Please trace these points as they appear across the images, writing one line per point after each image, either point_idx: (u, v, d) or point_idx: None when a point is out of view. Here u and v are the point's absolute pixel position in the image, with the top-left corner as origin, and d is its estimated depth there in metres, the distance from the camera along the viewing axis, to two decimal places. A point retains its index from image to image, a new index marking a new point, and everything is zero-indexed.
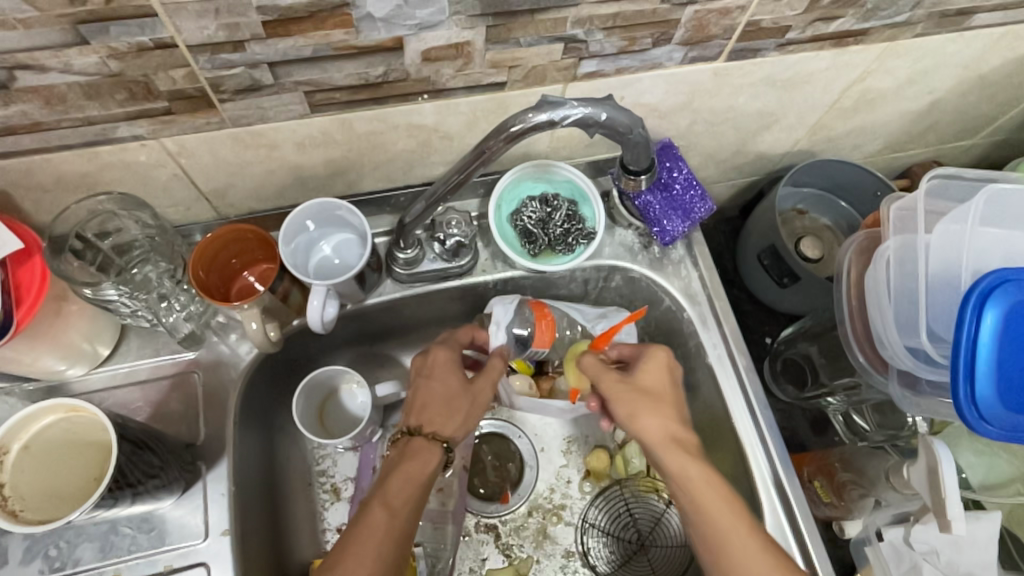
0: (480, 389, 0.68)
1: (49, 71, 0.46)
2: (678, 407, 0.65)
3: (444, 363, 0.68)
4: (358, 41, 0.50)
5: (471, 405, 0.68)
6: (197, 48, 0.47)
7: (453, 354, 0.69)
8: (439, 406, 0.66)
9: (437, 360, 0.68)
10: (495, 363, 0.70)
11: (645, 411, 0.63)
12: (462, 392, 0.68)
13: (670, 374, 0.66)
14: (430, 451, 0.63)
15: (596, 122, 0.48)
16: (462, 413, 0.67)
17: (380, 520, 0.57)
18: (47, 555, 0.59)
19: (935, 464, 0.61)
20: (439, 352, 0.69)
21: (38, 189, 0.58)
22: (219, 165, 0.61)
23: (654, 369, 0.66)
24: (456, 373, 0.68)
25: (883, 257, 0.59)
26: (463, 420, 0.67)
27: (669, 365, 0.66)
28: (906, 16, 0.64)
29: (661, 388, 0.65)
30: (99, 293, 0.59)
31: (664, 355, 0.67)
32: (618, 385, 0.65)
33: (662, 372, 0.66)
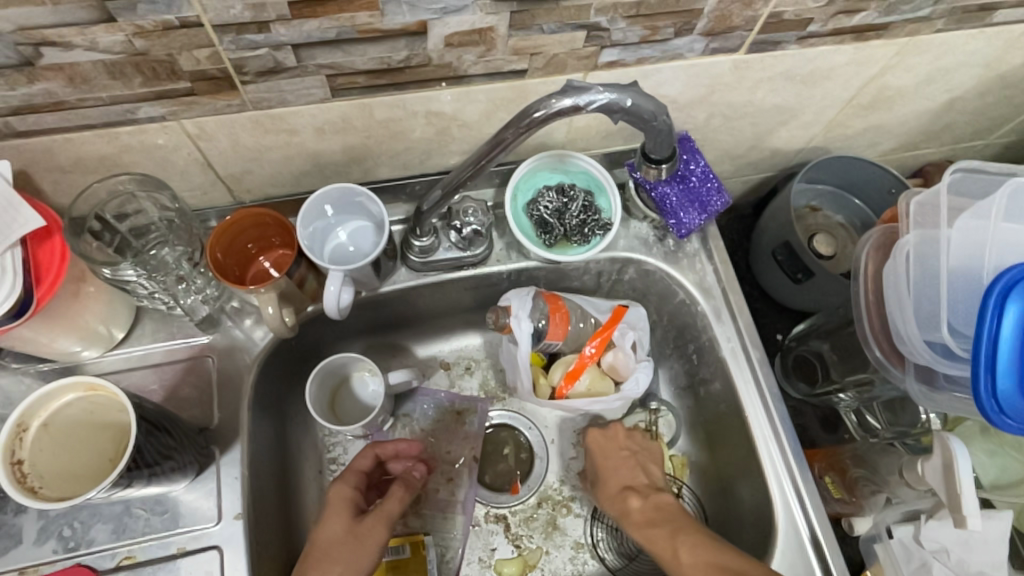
0: (369, 529, 0.63)
1: (74, 48, 0.46)
2: (629, 466, 0.73)
3: (337, 502, 0.64)
4: (382, 25, 0.50)
5: (356, 550, 0.61)
6: (222, 28, 0.47)
7: (349, 492, 0.65)
8: (322, 554, 0.60)
9: (334, 497, 0.65)
10: (394, 495, 0.66)
11: (604, 482, 0.73)
12: (348, 537, 0.62)
13: (603, 446, 0.75)
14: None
15: (621, 108, 0.48)
16: (343, 561, 0.60)
17: None
18: (61, 536, 0.59)
19: (951, 460, 0.60)
20: (338, 504, 0.64)
21: (57, 170, 0.58)
22: (238, 150, 0.61)
23: (598, 452, 0.75)
24: (346, 515, 0.64)
25: (903, 251, 0.59)
26: (344, 559, 0.60)
27: (612, 438, 0.75)
28: (928, 11, 0.64)
29: (613, 459, 0.74)
30: (117, 273, 0.58)
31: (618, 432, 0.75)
32: (608, 461, 0.74)
33: (602, 454, 0.74)
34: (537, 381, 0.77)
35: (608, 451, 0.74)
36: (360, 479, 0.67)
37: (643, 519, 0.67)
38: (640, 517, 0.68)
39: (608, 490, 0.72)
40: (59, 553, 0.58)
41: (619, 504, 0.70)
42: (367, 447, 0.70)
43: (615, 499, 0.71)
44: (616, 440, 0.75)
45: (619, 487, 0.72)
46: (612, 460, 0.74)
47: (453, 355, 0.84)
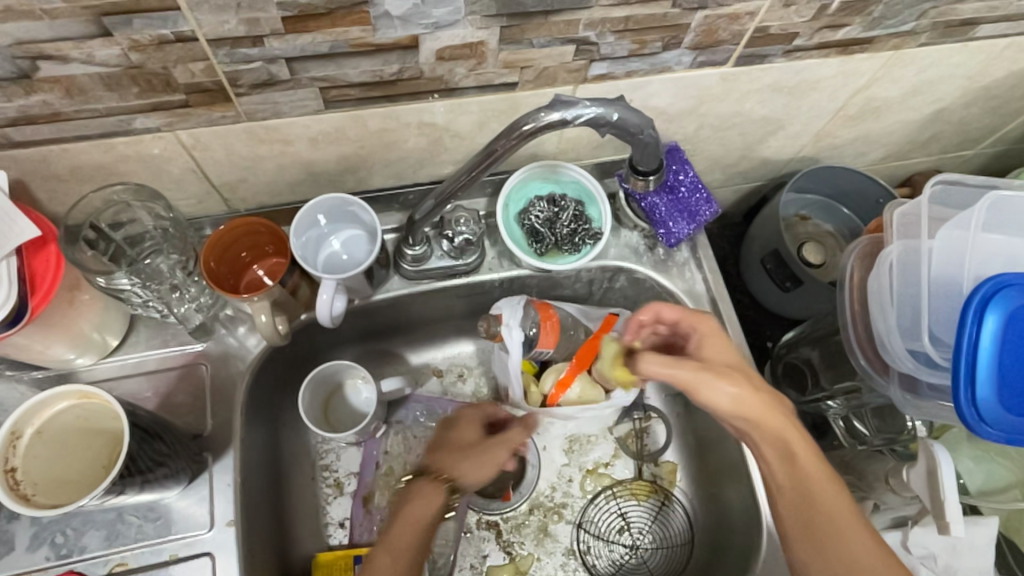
0: (506, 441, 0.66)
1: (71, 61, 0.47)
2: (750, 375, 0.60)
3: (470, 413, 0.69)
4: (375, 39, 0.51)
5: (480, 457, 0.65)
6: (217, 42, 0.48)
7: (483, 409, 0.70)
8: (441, 451, 0.66)
9: (466, 414, 0.69)
10: (480, 409, 0.70)
11: (713, 357, 0.60)
12: (466, 441, 0.67)
13: (718, 334, 0.61)
14: (427, 500, 0.61)
15: (607, 122, 0.49)
16: (471, 462, 0.64)
17: (381, 565, 0.56)
18: (53, 543, 0.59)
19: (935, 466, 0.61)
20: (471, 417, 0.69)
21: (53, 180, 0.58)
22: (233, 159, 0.61)
23: (710, 339, 0.61)
24: (478, 426, 0.68)
25: (886, 261, 0.60)
26: (481, 459, 0.64)
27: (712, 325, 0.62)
28: (911, 25, 0.65)
29: (717, 357, 0.59)
30: (111, 282, 0.59)
31: (710, 322, 0.62)
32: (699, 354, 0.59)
33: (712, 336, 0.61)
34: (529, 387, 0.77)
35: (713, 336, 0.61)
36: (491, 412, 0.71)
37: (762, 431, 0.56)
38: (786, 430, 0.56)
39: (748, 399, 0.56)
40: (52, 559, 0.59)
41: (730, 355, 0.60)
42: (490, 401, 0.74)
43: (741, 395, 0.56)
44: (711, 331, 0.61)
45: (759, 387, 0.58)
46: (721, 343, 0.60)
47: (445, 362, 0.85)
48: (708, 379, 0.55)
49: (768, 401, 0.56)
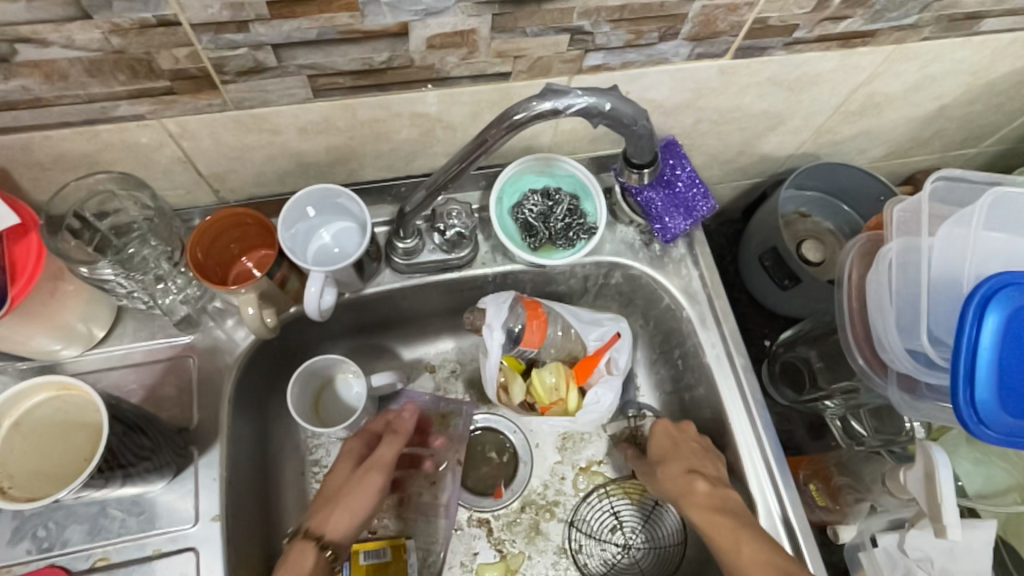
0: (364, 475, 0.67)
1: (51, 45, 0.45)
2: (692, 458, 0.68)
3: (345, 455, 0.70)
4: (363, 26, 0.50)
5: (353, 495, 0.66)
6: (201, 26, 0.46)
7: (357, 446, 0.70)
8: (324, 495, 0.67)
9: (347, 450, 0.70)
10: (387, 445, 0.69)
11: (692, 499, 0.64)
12: (343, 484, 0.68)
13: (671, 437, 0.70)
14: (303, 551, 0.63)
15: (600, 112, 0.48)
16: (347, 505, 0.65)
17: None
18: (35, 536, 0.58)
19: (933, 469, 0.60)
20: (343, 456, 0.70)
21: (37, 168, 0.57)
22: (220, 148, 0.60)
23: (659, 439, 0.71)
24: (351, 464, 0.69)
25: (885, 260, 0.59)
26: (339, 508, 0.65)
27: (671, 432, 0.71)
28: (914, 18, 0.64)
29: (666, 454, 0.69)
30: (94, 271, 0.58)
31: (664, 425, 0.71)
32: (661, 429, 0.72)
33: (665, 437, 0.70)
34: (511, 384, 0.75)
35: (677, 442, 0.70)
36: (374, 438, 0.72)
37: (688, 499, 0.65)
38: (705, 501, 0.64)
39: (669, 483, 0.67)
40: (33, 553, 0.58)
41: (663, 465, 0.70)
42: (380, 413, 0.74)
43: (676, 480, 0.67)
44: (668, 435, 0.70)
45: (682, 470, 0.67)
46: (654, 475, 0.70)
47: (438, 358, 0.84)
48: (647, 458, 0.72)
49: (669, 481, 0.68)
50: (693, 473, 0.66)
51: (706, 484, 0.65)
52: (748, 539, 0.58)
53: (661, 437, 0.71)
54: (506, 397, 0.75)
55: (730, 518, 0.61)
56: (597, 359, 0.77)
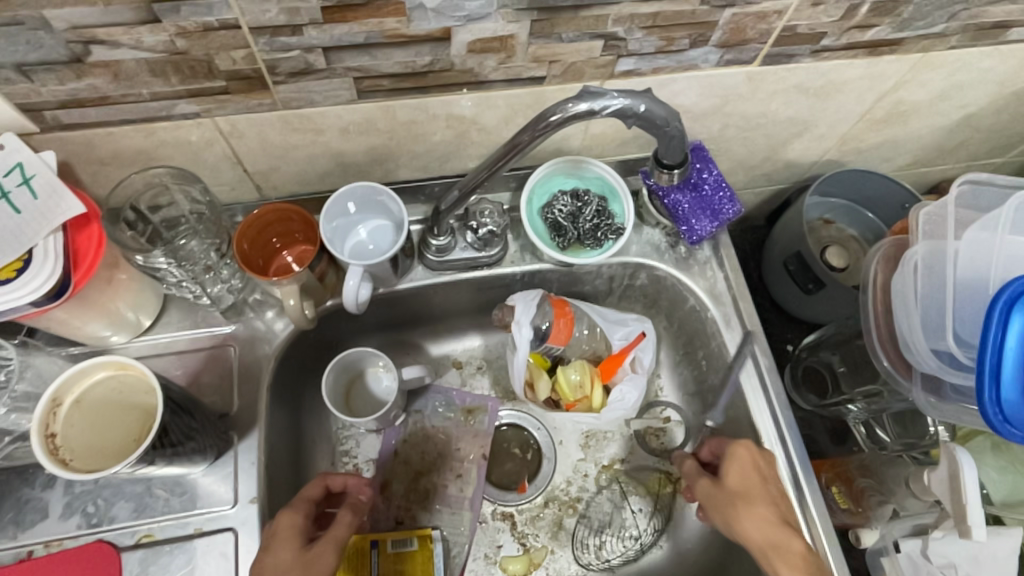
0: (319, 555, 0.57)
1: (121, 47, 0.49)
2: (776, 506, 0.63)
3: (283, 530, 0.58)
4: (408, 31, 0.52)
5: None
6: (258, 30, 0.50)
7: (297, 520, 0.59)
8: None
9: (281, 523, 0.59)
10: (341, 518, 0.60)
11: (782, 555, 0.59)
12: (294, 567, 0.56)
13: (759, 471, 0.65)
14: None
15: (634, 113, 0.50)
16: None
17: None
18: (85, 512, 0.61)
19: (958, 471, 0.60)
20: (280, 537, 0.58)
21: (97, 163, 0.61)
22: (267, 147, 0.63)
23: (741, 469, 0.65)
24: (295, 543, 0.58)
25: (911, 262, 0.60)
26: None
27: (756, 464, 0.65)
28: (941, 27, 0.65)
29: (750, 488, 0.64)
30: (149, 261, 0.62)
31: (745, 450, 0.66)
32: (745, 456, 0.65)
33: (749, 466, 0.65)
34: (537, 380, 0.77)
35: (758, 472, 0.65)
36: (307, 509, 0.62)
37: (780, 555, 0.59)
38: (799, 560, 0.58)
39: (753, 531, 0.61)
40: (82, 528, 0.61)
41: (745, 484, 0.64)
42: (319, 475, 0.64)
43: (765, 526, 0.61)
44: (750, 462, 0.65)
45: (779, 521, 0.61)
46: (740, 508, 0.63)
47: (464, 355, 0.86)
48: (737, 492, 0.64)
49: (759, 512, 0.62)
50: (785, 526, 0.61)
51: (802, 543, 0.59)
52: None
53: (744, 463, 0.65)
54: (533, 393, 0.77)
55: None
56: (621, 358, 0.78)
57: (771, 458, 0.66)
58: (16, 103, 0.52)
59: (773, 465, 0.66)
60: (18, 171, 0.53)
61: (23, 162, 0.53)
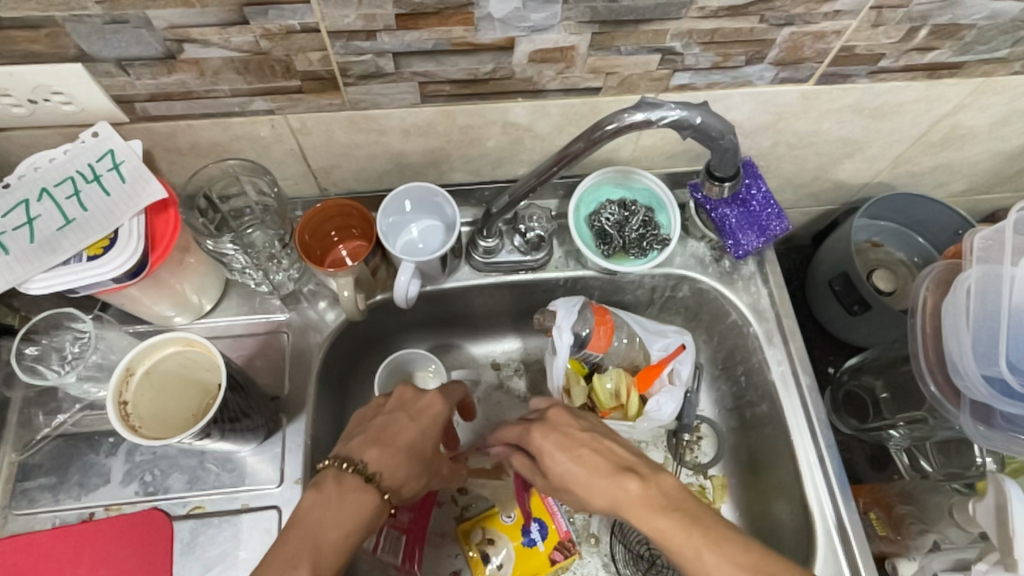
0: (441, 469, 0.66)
1: (210, 45, 0.52)
2: (598, 457, 0.60)
3: (426, 419, 0.63)
4: (475, 39, 0.55)
5: (422, 476, 0.62)
6: (336, 34, 0.53)
7: (439, 416, 0.64)
8: (387, 444, 0.60)
9: (429, 407, 0.64)
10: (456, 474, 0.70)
11: (623, 508, 0.56)
12: (427, 457, 0.62)
13: (562, 441, 0.62)
14: (365, 493, 0.56)
15: (690, 125, 0.51)
16: (419, 478, 0.61)
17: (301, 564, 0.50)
18: (143, 480, 0.65)
19: (1005, 501, 0.59)
20: (430, 419, 0.64)
21: (175, 153, 0.65)
22: (331, 145, 0.67)
23: (550, 451, 0.62)
24: (430, 440, 0.63)
25: (964, 286, 0.59)
26: (421, 477, 0.62)
27: (556, 438, 0.62)
28: (1005, 52, 0.64)
29: (558, 451, 0.61)
30: (218, 246, 0.66)
31: (540, 433, 0.63)
32: (539, 434, 0.63)
33: (554, 449, 0.62)
34: (572, 386, 0.77)
35: (569, 451, 0.61)
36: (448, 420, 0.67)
37: (625, 506, 0.55)
38: (643, 500, 0.55)
39: (598, 489, 0.58)
40: (139, 495, 0.65)
41: (563, 454, 0.61)
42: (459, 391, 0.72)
43: (601, 492, 0.57)
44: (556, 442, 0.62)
45: (605, 467, 0.59)
46: (573, 478, 0.59)
47: (503, 356, 0.87)
48: (561, 479, 0.61)
49: (594, 486, 0.58)
50: (613, 471, 0.58)
51: (635, 482, 0.56)
52: (716, 545, 0.51)
53: (551, 448, 0.62)
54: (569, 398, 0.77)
55: (669, 517, 0.53)
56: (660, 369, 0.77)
57: (564, 417, 0.64)
58: (113, 95, 0.56)
59: (570, 423, 0.64)
60: (109, 156, 0.57)
61: (114, 148, 0.57)
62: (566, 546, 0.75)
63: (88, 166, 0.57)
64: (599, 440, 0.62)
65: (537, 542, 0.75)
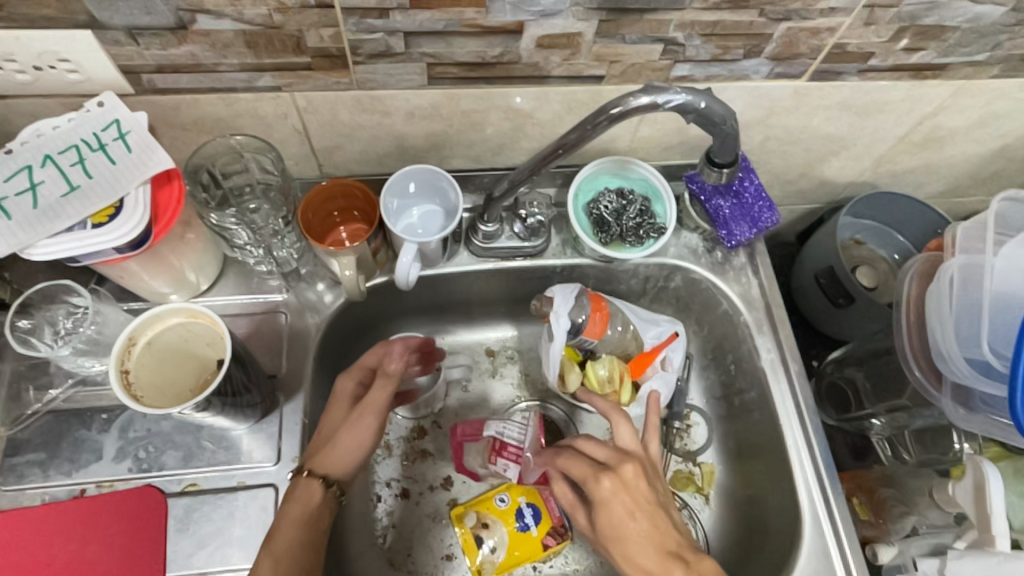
0: (359, 417, 0.62)
1: (223, 17, 0.53)
2: (666, 536, 0.57)
3: (338, 396, 0.65)
4: (485, 21, 0.56)
5: (347, 437, 0.62)
6: (349, 10, 0.53)
7: (348, 386, 0.65)
8: (320, 440, 0.63)
9: (338, 391, 0.65)
10: (378, 390, 0.63)
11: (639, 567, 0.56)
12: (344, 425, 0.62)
13: (632, 500, 0.58)
14: (308, 486, 0.59)
15: (695, 109, 0.52)
16: (339, 447, 0.61)
17: (267, 568, 0.55)
18: (136, 457, 0.64)
19: (983, 482, 0.61)
20: (340, 400, 0.65)
21: (177, 127, 0.65)
22: (336, 124, 0.67)
23: (607, 510, 0.58)
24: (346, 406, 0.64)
25: (947, 274, 0.62)
26: (344, 443, 0.62)
27: (630, 482, 0.58)
28: (986, 55, 0.68)
29: (601, 495, 0.58)
30: (222, 221, 0.68)
31: (630, 469, 0.59)
32: (579, 465, 0.61)
33: (618, 506, 0.58)
34: (568, 373, 0.77)
35: (633, 508, 0.58)
36: (363, 374, 0.66)
37: None
38: None
39: (645, 562, 0.56)
40: (133, 472, 0.64)
41: (626, 523, 0.57)
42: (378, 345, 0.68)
43: (650, 571, 0.56)
44: (639, 483, 0.59)
45: (654, 553, 0.56)
46: (631, 522, 0.57)
47: (497, 343, 0.88)
48: (607, 529, 0.58)
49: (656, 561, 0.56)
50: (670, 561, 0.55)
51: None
52: None
53: (614, 505, 0.58)
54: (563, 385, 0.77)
55: None
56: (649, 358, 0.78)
57: (638, 467, 0.59)
58: (120, 64, 0.55)
59: (638, 475, 0.59)
60: (115, 126, 0.57)
61: (120, 118, 0.57)
62: (559, 532, 0.76)
63: (93, 135, 0.56)
64: (655, 515, 0.58)
65: (531, 526, 0.76)
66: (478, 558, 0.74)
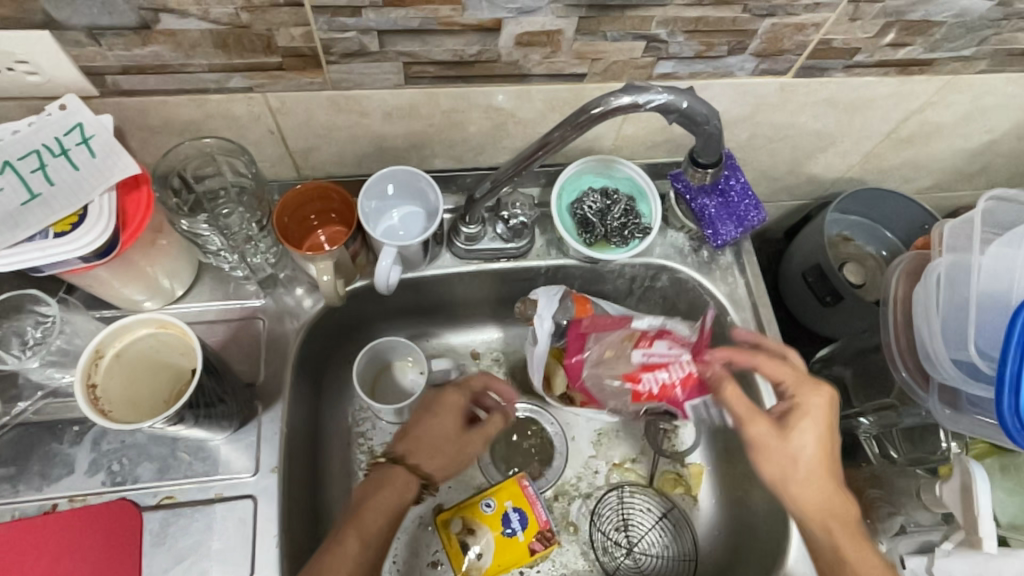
0: (470, 443, 0.68)
1: (188, 17, 0.51)
2: (827, 445, 0.63)
3: (450, 405, 0.68)
4: (461, 19, 0.54)
5: (455, 454, 0.67)
6: (320, 9, 0.51)
7: (462, 400, 0.68)
8: (417, 438, 0.66)
9: (448, 400, 0.68)
10: (495, 419, 0.70)
11: (807, 482, 0.62)
12: (453, 441, 0.67)
13: (821, 424, 0.63)
14: (407, 482, 0.64)
15: (677, 109, 0.51)
16: (440, 458, 0.66)
17: (351, 552, 0.58)
18: (110, 470, 0.63)
19: (970, 483, 0.61)
20: (452, 408, 0.68)
21: (146, 130, 0.63)
22: (312, 125, 0.65)
23: (806, 425, 0.63)
24: (456, 420, 0.67)
25: (934, 274, 0.61)
26: (450, 457, 0.67)
27: (833, 408, 0.64)
28: (973, 50, 0.67)
29: (805, 408, 0.64)
30: (193, 226, 0.66)
31: (822, 399, 0.64)
32: (780, 368, 0.67)
33: (806, 421, 0.63)
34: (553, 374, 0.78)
35: (822, 429, 0.63)
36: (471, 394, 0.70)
37: (837, 519, 0.62)
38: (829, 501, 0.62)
39: (821, 482, 0.62)
40: (107, 485, 0.62)
41: (819, 444, 0.63)
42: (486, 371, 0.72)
43: (814, 483, 0.62)
44: (822, 410, 0.64)
45: (803, 467, 0.62)
46: (822, 438, 0.63)
47: (483, 346, 0.87)
48: (777, 442, 0.63)
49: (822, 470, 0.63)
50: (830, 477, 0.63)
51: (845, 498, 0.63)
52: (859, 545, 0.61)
53: (806, 424, 0.63)
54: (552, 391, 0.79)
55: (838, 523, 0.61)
56: None
57: (824, 392, 0.65)
58: (81, 66, 0.53)
59: (820, 397, 0.64)
60: (78, 130, 0.54)
61: (83, 122, 0.55)
62: (545, 537, 0.74)
63: (55, 140, 0.54)
64: (824, 437, 0.63)
65: (517, 532, 0.74)
66: (464, 565, 0.74)
